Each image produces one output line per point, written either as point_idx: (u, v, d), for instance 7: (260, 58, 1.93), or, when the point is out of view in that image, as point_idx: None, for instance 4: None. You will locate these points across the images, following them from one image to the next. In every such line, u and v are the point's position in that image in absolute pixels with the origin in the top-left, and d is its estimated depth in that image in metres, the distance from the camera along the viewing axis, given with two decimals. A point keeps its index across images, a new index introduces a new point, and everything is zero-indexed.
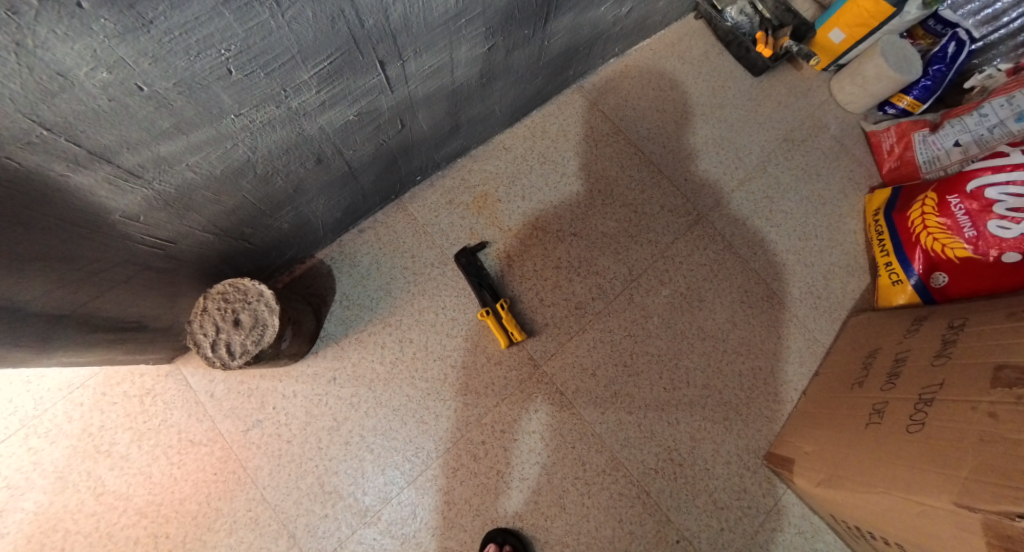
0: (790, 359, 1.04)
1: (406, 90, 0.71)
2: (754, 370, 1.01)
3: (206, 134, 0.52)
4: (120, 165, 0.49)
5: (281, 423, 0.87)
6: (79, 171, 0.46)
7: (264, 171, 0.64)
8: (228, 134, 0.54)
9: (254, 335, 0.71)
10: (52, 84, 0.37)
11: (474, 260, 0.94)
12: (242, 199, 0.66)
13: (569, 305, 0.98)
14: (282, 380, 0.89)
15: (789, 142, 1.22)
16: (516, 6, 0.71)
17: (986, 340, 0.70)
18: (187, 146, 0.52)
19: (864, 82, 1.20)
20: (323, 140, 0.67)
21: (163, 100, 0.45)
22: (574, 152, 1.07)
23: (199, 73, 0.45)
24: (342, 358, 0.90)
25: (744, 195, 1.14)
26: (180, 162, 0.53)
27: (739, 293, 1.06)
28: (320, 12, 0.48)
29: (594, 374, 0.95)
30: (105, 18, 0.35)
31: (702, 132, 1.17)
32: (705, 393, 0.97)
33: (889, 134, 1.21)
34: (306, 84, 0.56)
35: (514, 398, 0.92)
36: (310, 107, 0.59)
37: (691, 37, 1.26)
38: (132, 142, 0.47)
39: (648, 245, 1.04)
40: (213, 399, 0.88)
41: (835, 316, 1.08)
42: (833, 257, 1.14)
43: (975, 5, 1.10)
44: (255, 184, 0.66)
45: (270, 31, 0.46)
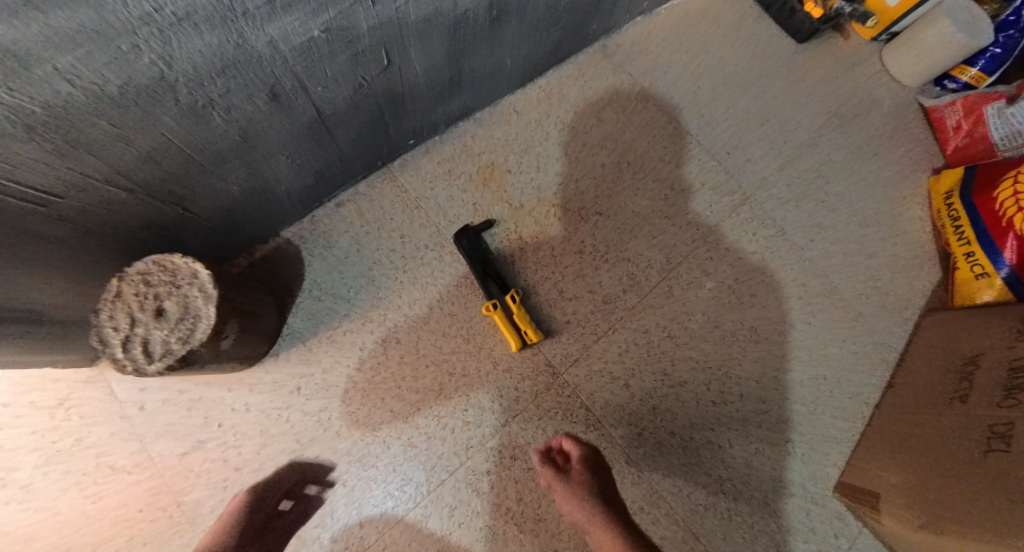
0: (858, 367, 0.86)
1: (394, 7, 0.53)
2: (816, 381, 0.84)
3: (78, 17, 0.32)
4: None
5: (231, 446, 0.69)
6: None
7: (190, 99, 0.46)
8: (119, 25, 0.35)
9: (181, 330, 0.53)
10: None
11: (477, 243, 0.76)
12: (162, 138, 0.48)
13: (595, 298, 0.81)
14: (232, 389, 0.70)
15: (845, 115, 1.05)
16: None
17: None
18: (46, 35, 0.32)
19: (920, 51, 1.06)
20: (276, 62, 0.49)
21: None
22: (597, 119, 0.90)
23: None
24: (311, 362, 0.72)
25: (796, 174, 0.97)
26: (39, 59, 0.34)
27: (796, 288, 0.88)
28: None
29: (627, 385, 0.78)
30: None
31: (746, 100, 0.99)
32: (760, 409, 0.80)
33: (954, 109, 1.05)
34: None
35: (527, 416, 0.74)
36: (252, 3, 0.40)
37: None
38: None
39: (687, 228, 0.87)
40: (145, 413, 0.69)
41: (907, 317, 0.91)
42: (898, 248, 0.97)
43: None
44: (179, 118, 0.48)
45: None
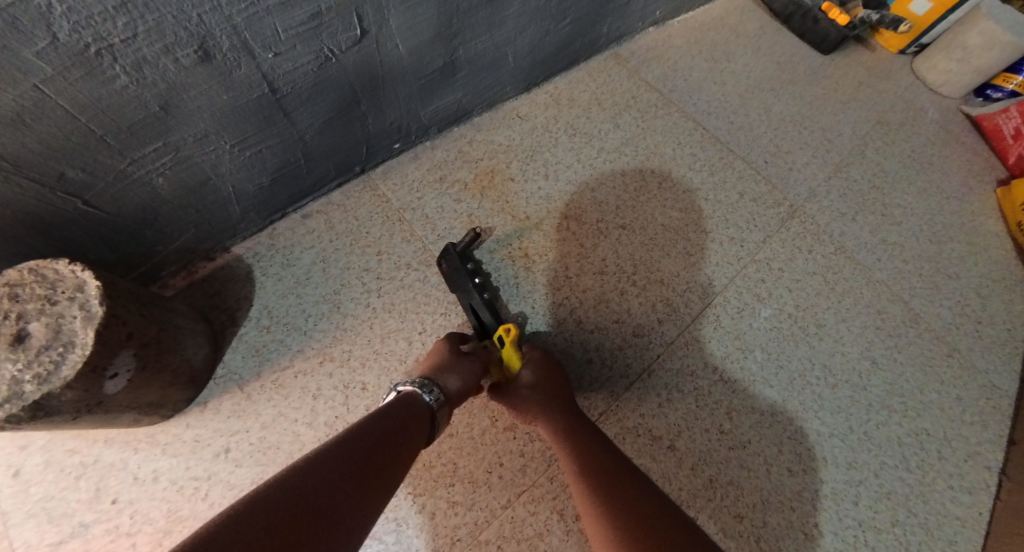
0: (960, 415, 0.68)
1: None
2: (907, 431, 0.66)
3: None
4: None
5: (122, 535, 0.51)
6: None
7: (73, 39, 0.32)
8: None
9: (42, 365, 0.39)
10: None
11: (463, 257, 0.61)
12: (34, 90, 0.33)
13: (623, 330, 0.66)
14: (136, 450, 0.54)
15: (883, 125, 0.94)
16: None
17: None
18: None
19: (966, 54, 0.96)
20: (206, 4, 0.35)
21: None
22: (613, 124, 0.79)
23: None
24: (246, 417, 0.56)
25: (846, 184, 0.83)
26: None
27: (870, 315, 0.72)
28: None
29: (672, 447, 0.61)
30: None
31: (776, 108, 0.89)
32: (845, 477, 0.63)
33: (1010, 115, 0.94)
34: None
35: (535, 494, 0.58)
36: None
37: (742, 12, 1.03)
38: None
39: (729, 244, 0.72)
40: (16, 485, 0.52)
41: (1009, 350, 0.73)
42: (981, 267, 0.81)
43: None
44: (59, 64, 0.33)
45: None
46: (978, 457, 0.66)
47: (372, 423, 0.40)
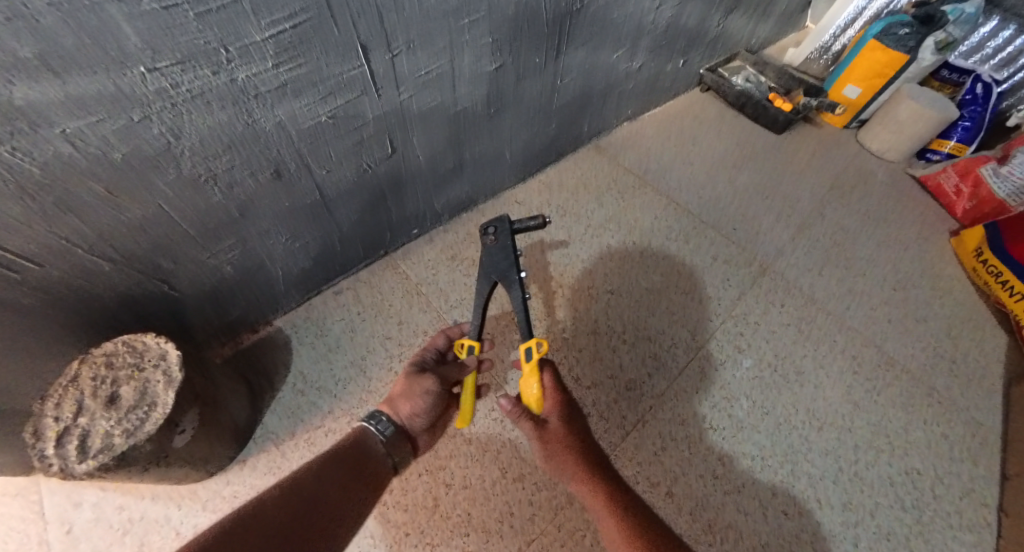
0: (949, 452, 0.72)
1: (396, 98, 0.56)
2: (897, 468, 0.70)
3: (99, 87, 0.34)
4: None
5: None
6: None
7: (192, 173, 0.45)
8: (136, 99, 0.37)
9: (129, 421, 0.47)
10: None
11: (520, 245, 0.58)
12: (156, 208, 0.45)
13: (616, 384, 0.72)
14: (179, 505, 0.60)
15: (834, 190, 1.08)
16: (527, 16, 0.62)
17: None
18: (64, 103, 0.34)
19: (898, 127, 1.13)
20: (282, 143, 0.49)
21: (19, 6, 0.28)
22: (599, 204, 0.92)
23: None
24: (279, 473, 0.62)
25: (809, 243, 0.94)
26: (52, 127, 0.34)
27: (847, 360, 0.78)
28: None
29: (670, 493, 0.65)
30: None
31: (738, 182, 1.03)
32: (842, 516, 0.66)
33: (949, 175, 1.08)
34: (257, 50, 0.41)
35: (546, 542, 0.62)
36: (265, 87, 0.44)
37: (701, 105, 1.22)
38: None
39: (709, 302, 0.81)
40: (67, 540, 0.57)
41: (987, 388, 0.79)
42: (948, 312, 0.88)
43: (984, 52, 1.15)
44: (178, 190, 0.45)
45: None
46: (973, 494, 0.69)
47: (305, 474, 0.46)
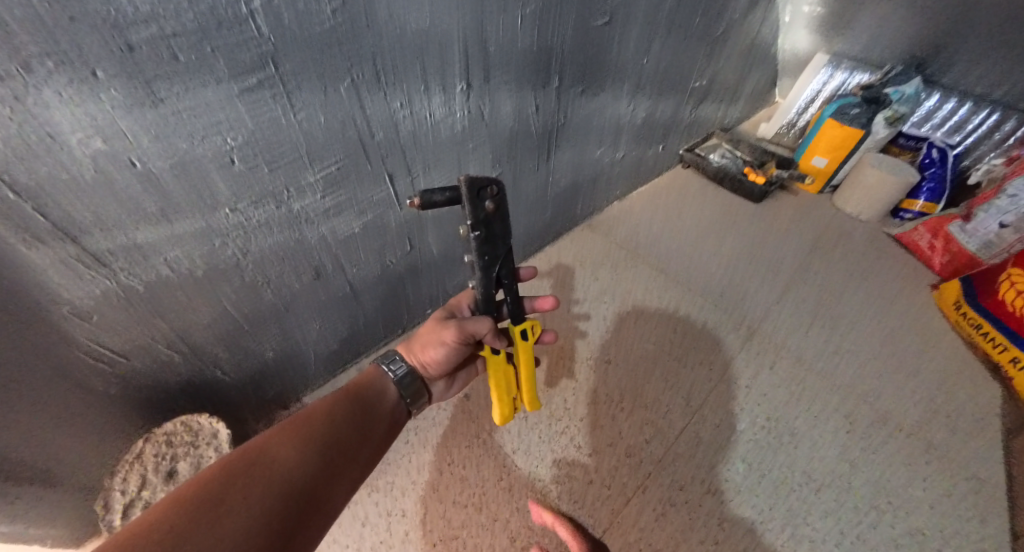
0: (955, 511, 0.72)
1: (415, 207, 0.68)
2: (901, 526, 0.71)
3: (194, 225, 0.47)
4: (87, 247, 0.42)
5: None
6: (34, 247, 0.39)
7: (251, 280, 0.56)
8: (218, 230, 0.49)
9: None
10: (39, 145, 0.36)
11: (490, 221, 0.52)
12: (221, 309, 0.56)
13: (617, 451, 0.77)
14: None
15: (813, 253, 1.16)
16: (519, 134, 0.75)
17: None
18: (170, 237, 0.46)
19: (865, 190, 1.24)
20: (324, 251, 0.61)
21: (154, 180, 0.42)
22: (593, 278, 1.02)
23: (200, 156, 0.44)
24: None
25: (793, 304, 1.01)
26: (158, 255, 0.47)
27: (839, 418, 0.82)
28: (331, 116, 0.50)
29: None
30: (116, 88, 0.37)
31: (722, 251, 1.13)
32: None
33: (921, 232, 1.16)
34: (310, 188, 0.54)
35: None
36: (313, 213, 0.56)
37: (684, 180, 1.35)
38: (108, 222, 0.42)
39: (701, 367, 0.87)
40: None
41: (988, 440, 0.80)
42: (940, 366, 0.91)
43: (934, 121, 1.30)
44: (238, 293, 0.56)
45: (279, 128, 0.47)
46: None
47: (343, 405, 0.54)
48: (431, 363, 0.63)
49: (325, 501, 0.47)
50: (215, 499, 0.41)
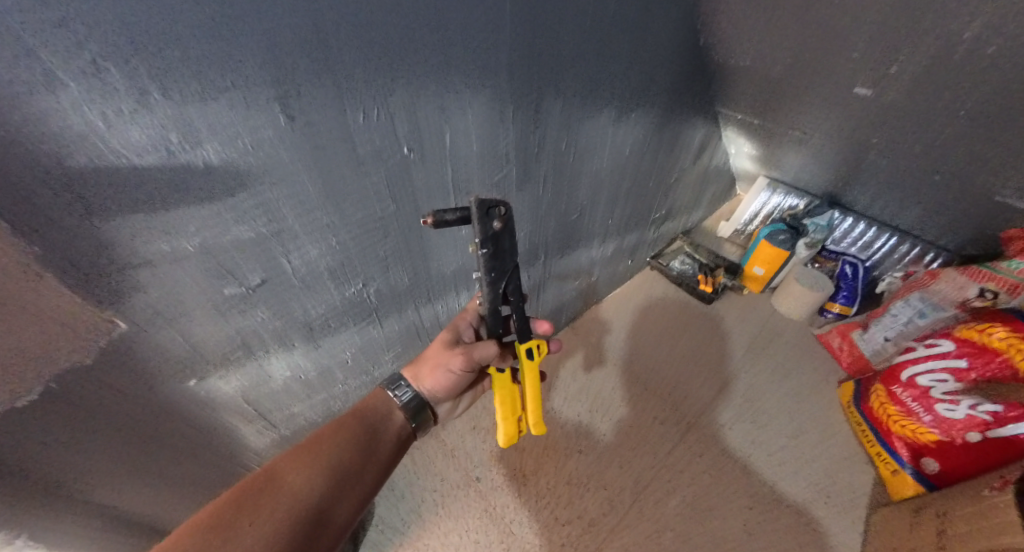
0: None
1: None
2: None
3: (322, 396, 0.82)
4: (270, 419, 0.76)
5: None
6: (248, 425, 0.74)
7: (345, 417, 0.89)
8: (334, 394, 0.84)
9: None
10: (265, 382, 0.70)
11: (494, 238, 0.61)
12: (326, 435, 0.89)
13: (583, 521, 1.07)
14: None
15: (748, 351, 1.48)
16: None
17: (997, 517, 0.79)
18: (309, 405, 0.81)
19: (793, 297, 1.56)
20: None
21: (309, 381, 0.77)
22: (573, 377, 1.34)
23: (333, 364, 0.78)
24: None
25: (725, 399, 1.33)
26: (300, 414, 0.81)
27: (746, 497, 1.13)
28: (402, 324, 0.85)
29: None
30: (303, 349, 0.71)
31: (675, 351, 1.45)
32: None
33: (834, 336, 1.47)
34: (385, 361, 0.89)
35: None
36: (385, 372, 0.91)
37: (650, 282, 1.69)
38: (283, 405, 0.76)
39: (648, 456, 1.18)
40: None
41: (854, 516, 1.10)
42: (832, 453, 1.22)
43: (850, 239, 1.62)
44: None
45: (373, 339, 0.82)
46: None
47: (348, 435, 0.70)
48: (436, 383, 0.78)
49: (327, 517, 0.63)
50: (233, 513, 0.58)
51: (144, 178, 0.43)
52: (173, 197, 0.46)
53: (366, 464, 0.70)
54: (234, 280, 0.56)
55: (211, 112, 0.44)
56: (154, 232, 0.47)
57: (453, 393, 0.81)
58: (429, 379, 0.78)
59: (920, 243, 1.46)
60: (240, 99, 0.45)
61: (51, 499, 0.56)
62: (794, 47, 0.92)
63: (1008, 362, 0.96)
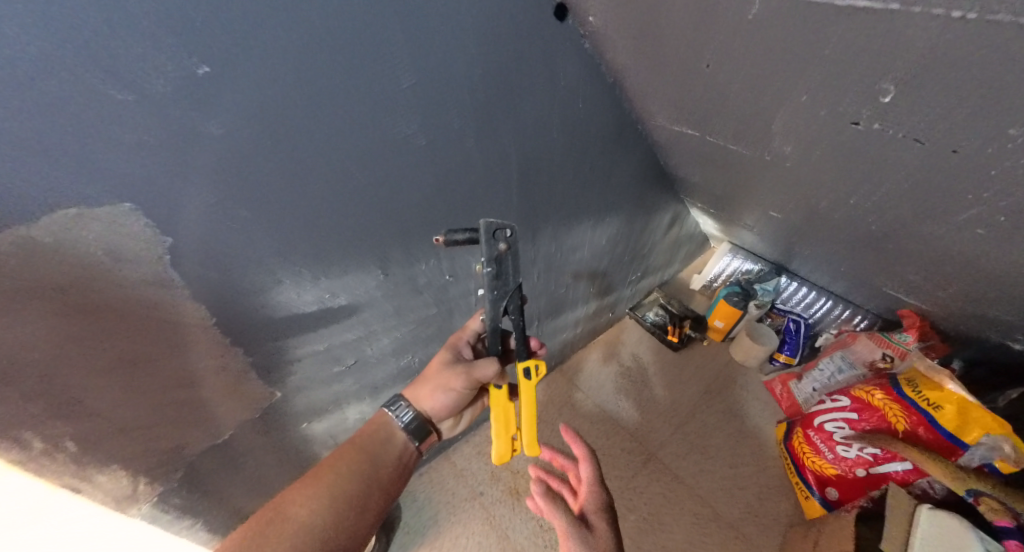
0: None
1: None
2: None
3: None
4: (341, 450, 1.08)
5: None
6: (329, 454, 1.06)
7: None
8: None
9: None
10: (345, 424, 1.02)
11: (500, 264, 0.79)
12: None
13: None
14: None
15: (705, 393, 1.80)
16: None
17: (842, 531, 1.12)
18: None
19: (745, 348, 1.89)
20: None
21: (371, 422, 1.09)
22: (559, 414, 1.66)
23: None
24: None
25: (682, 435, 1.64)
26: None
27: (691, 515, 1.44)
28: None
29: None
30: (370, 403, 1.03)
31: (644, 393, 1.77)
32: None
33: (776, 383, 1.79)
34: None
35: None
36: None
37: (628, 331, 2.01)
38: None
39: (615, 480, 1.50)
40: None
41: (775, 532, 1.41)
42: (763, 482, 1.53)
43: (795, 300, 1.95)
44: None
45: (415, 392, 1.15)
46: None
47: (348, 461, 0.86)
48: (435, 402, 0.97)
49: (332, 528, 0.79)
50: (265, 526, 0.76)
51: (306, 318, 0.76)
52: (318, 326, 0.79)
53: (366, 491, 0.85)
54: (339, 365, 0.88)
55: (347, 283, 0.77)
56: (305, 345, 0.80)
57: (448, 412, 0.99)
58: (429, 399, 0.96)
59: (850, 308, 1.73)
60: (358, 272, 0.78)
61: (215, 503, 0.88)
62: (723, 183, 1.26)
63: (884, 415, 1.30)
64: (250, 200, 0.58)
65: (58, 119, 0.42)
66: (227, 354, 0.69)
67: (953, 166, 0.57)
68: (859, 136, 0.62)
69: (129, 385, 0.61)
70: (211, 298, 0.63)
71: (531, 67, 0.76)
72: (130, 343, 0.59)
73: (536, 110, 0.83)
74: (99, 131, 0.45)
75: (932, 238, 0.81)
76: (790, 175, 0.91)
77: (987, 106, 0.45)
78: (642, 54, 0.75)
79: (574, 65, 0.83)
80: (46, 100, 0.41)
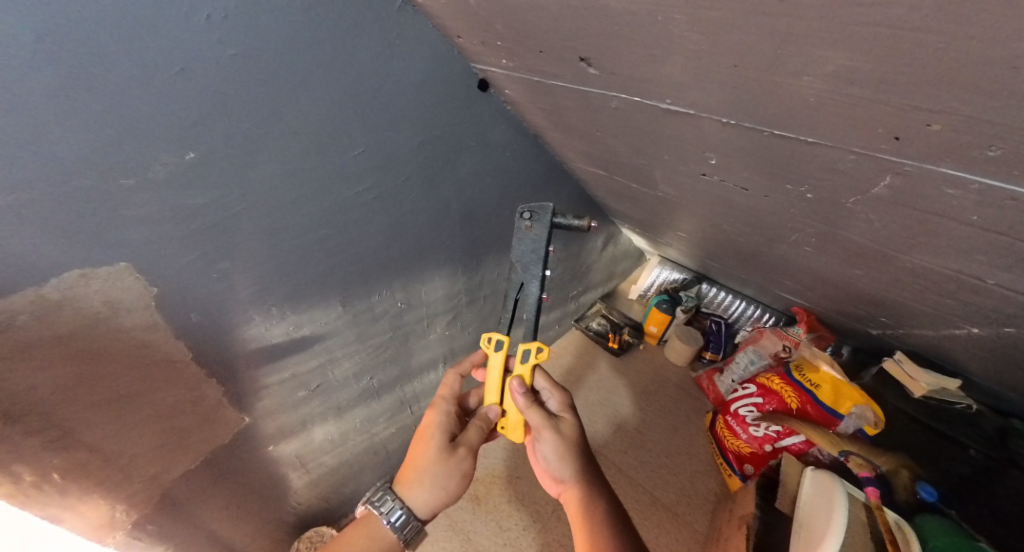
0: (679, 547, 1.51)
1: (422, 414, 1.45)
2: None
3: (345, 454, 1.23)
4: (313, 473, 1.17)
5: None
6: (301, 476, 1.14)
7: (355, 467, 1.30)
8: (354, 452, 1.26)
9: None
10: (313, 445, 1.11)
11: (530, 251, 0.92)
12: (343, 481, 1.29)
13: (519, 527, 1.51)
14: None
15: (644, 393, 2.00)
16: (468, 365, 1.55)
17: (750, 497, 1.33)
18: (337, 461, 1.22)
19: (675, 349, 2.12)
20: (386, 446, 1.37)
21: (338, 443, 1.19)
22: None
23: (353, 431, 1.21)
24: None
25: (623, 432, 1.83)
26: (331, 469, 1.22)
27: (633, 502, 1.61)
28: (396, 400, 1.29)
29: None
30: (335, 424, 1.14)
31: (589, 397, 1.95)
32: None
33: (704, 378, 2.01)
34: (386, 426, 1.32)
35: None
36: (386, 435, 1.34)
37: (574, 342, 2.20)
38: (321, 462, 1.17)
39: None
40: None
41: (705, 509, 1.61)
42: (695, 467, 1.74)
43: (715, 302, 2.20)
44: (351, 474, 1.30)
45: (378, 412, 1.26)
46: None
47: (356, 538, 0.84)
48: (435, 494, 0.88)
49: None
50: None
51: (275, 350, 0.87)
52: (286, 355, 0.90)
53: None
54: (306, 390, 1.00)
55: (311, 316, 0.90)
56: (276, 372, 0.91)
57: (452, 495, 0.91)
58: (427, 490, 0.87)
59: (759, 306, 2.00)
60: (322, 306, 0.91)
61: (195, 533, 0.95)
62: (639, 214, 1.48)
63: (781, 397, 1.57)
64: (226, 252, 0.70)
65: (77, 202, 0.54)
66: (204, 384, 0.79)
67: (770, 208, 0.78)
68: (712, 186, 0.82)
69: (117, 416, 0.70)
70: (192, 337, 0.73)
71: (462, 132, 0.93)
72: (121, 380, 0.68)
73: (469, 163, 1.00)
74: (108, 210, 0.57)
75: (785, 257, 1.04)
76: (680, 210, 1.12)
77: (773, 174, 0.65)
78: (551, 120, 0.94)
79: (499, 127, 1.00)
80: (75, 194, 0.53)
